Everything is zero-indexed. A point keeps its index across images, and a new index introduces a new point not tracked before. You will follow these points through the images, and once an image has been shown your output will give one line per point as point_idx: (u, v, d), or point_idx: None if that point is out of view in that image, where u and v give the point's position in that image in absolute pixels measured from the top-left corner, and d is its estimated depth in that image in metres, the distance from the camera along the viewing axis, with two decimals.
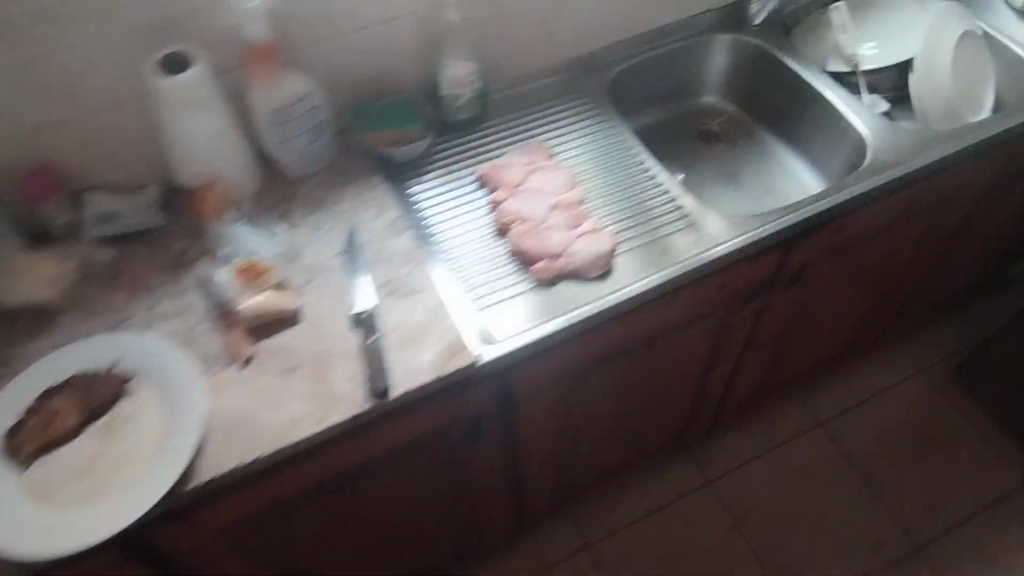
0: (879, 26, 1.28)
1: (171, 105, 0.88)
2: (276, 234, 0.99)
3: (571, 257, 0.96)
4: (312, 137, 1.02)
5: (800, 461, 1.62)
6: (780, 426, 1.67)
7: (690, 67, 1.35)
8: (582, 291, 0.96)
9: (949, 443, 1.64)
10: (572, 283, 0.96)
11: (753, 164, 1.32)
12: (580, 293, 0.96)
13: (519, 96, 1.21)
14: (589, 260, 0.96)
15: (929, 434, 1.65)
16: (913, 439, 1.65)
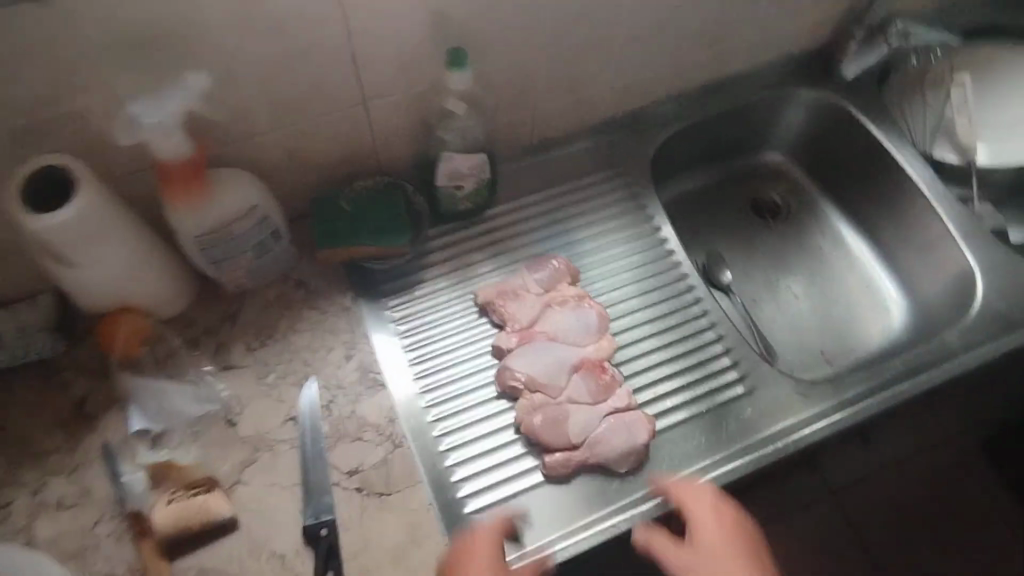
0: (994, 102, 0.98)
1: (53, 246, 0.61)
2: (209, 386, 0.74)
3: (594, 447, 0.75)
4: (261, 250, 0.74)
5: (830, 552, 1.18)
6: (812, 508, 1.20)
7: (754, 122, 1.06)
8: (602, 492, 0.74)
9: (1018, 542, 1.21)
10: (591, 477, 0.75)
11: (814, 254, 1.07)
12: (599, 495, 0.74)
13: (538, 169, 0.93)
14: (618, 456, 0.74)
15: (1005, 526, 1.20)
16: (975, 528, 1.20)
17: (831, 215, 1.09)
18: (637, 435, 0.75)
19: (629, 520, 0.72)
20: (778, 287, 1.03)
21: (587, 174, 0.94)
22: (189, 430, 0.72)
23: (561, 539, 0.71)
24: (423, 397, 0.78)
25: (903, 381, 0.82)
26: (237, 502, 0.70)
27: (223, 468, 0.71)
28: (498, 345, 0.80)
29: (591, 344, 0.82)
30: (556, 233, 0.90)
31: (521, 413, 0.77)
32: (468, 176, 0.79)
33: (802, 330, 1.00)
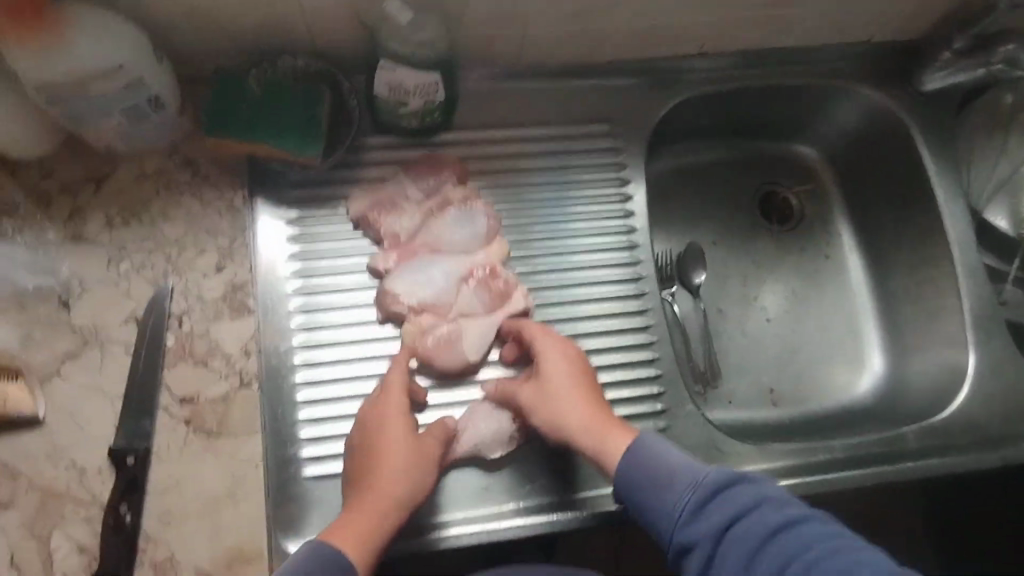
0: None
1: None
2: (51, 257, 0.64)
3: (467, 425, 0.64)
4: (137, 116, 0.61)
5: None
6: None
7: (797, 107, 0.89)
8: (513, 488, 0.64)
9: None
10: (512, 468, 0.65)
11: (810, 278, 0.92)
12: (509, 488, 0.64)
13: (515, 101, 0.77)
14: (493, 436, 0.63)
15: None
16: None
17: (844, 240, 0.93)
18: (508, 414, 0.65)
19: (526, 527, 0.62)
20: (752, 301, 0.90)
21: (571, 123, 0.78)
22: (11, 302, 0.62)
23: (463, 522, 0.62)
24: (295, 335, 0.67)
25: (838, 470, 0.71)
26: (48, 396, 0.61)
27: (40, 355, 0.62)
28: (374, 265, 0.68)
29: (478, 252, 0.70)
30: (509, 183, 0.75)
31: (407, 337, 0.66)
32: (413, 94, 0.65)
33: (760, 359, 0.87)
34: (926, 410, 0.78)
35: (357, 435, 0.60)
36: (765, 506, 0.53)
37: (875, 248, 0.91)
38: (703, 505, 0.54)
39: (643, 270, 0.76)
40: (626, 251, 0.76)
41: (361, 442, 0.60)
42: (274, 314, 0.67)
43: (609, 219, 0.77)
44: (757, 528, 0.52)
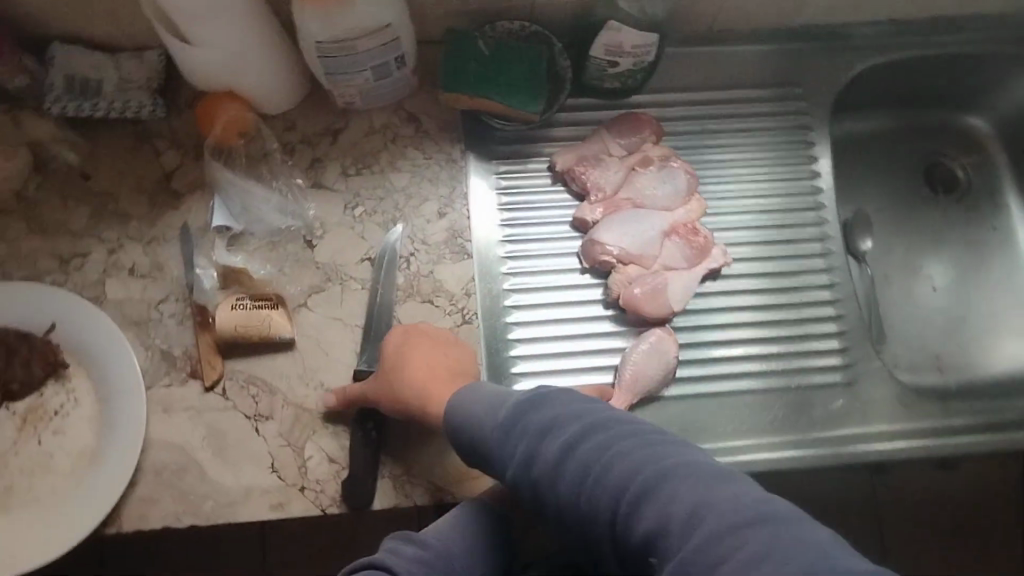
0: None
1: (180, 15, 0.58)
2: (296, 201, 0.71)
3: (639, 361, 0.69)
4: (382, 74, 0.67)
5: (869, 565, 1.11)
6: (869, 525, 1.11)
7: (974, 77, 0.89)
8: (688, 424, 0.70)
9: None
10: (690, 403, 0.71)
11: (977, 249, 0.92)
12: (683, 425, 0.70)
13: (705, 67, 0.79)
14: (652, 370, 0.69)
15: None
16: None
17: (1012, 213, 0.93)
18: (666, 355, 0.69)
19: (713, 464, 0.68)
20: (917, 270, 0.91)
21: (758, 89, 0.80)
22: (266, 239, 0.70)
23: None
24: (505, 280, 0.73)
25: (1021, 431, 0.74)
26: (298, 324, 0.69)
27: (292, 287, 0.69)
28: (581, 217, 0.73)
29: (680, 208, 0.74)
30: (701, 144, 0.78)
31: (616, 286, 0.71)
32: (627, 54, 0.69)
33: (924, 326, 0.89)
34: None
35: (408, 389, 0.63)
36: (701, 513, 0.42)
37: None
38: (593, 480, 0.48)
39: (826, 233, 0.79)
40: (810, 213, 0.79)
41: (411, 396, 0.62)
42: (485, 261, 0.73)
43: (796, 185, 0.80)
44: (659, 503, 0.44)
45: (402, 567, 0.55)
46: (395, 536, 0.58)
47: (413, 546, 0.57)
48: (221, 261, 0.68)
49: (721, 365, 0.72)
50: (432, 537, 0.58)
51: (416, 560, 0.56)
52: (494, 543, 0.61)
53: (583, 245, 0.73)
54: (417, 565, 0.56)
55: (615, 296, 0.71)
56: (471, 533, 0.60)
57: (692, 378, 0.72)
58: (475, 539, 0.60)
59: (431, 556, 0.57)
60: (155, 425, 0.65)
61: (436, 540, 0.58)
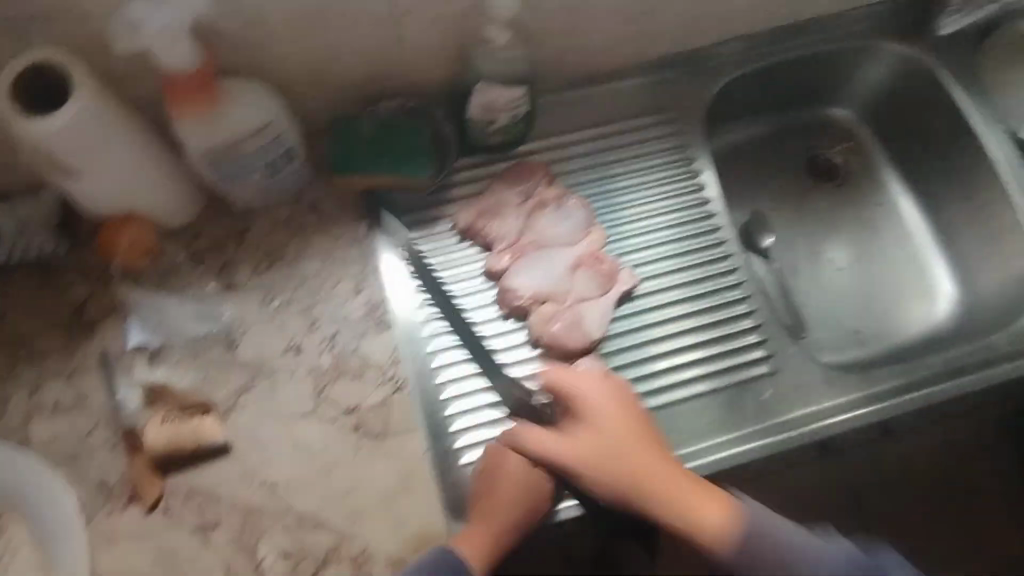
0: None
1: (59, 154, 0.59)
2: (211, 305, 0.72)
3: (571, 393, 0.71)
4: (273, 170, 0.70)
5: None
6: None
7: (827, 73, 0.96)
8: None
9: None
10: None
11: (868, 225, 0.98)
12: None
13: (580, 107, 0.85)
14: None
15: None
16: None
17: (892, 186, 1.00)
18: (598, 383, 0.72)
19: None
20: (819, 255, 0.97)
21: (633, 118, 0.86)
22: (188, 349, 0.71)
23: None
24: (430, 341, 0.74)
25: (940, 383, 0.77)
26: (233, 425, 0.69)
27: (222, 390, 0.70)
28: (491, 267, 0.76)
29: (582, 241, 0.78)
30: (591, 179, 0.83)
31: (536, 326, 0.74)
32: (502, 111, 0.73)
33: (837, 305, 0.94)
34: (1008, 319, 0.84)
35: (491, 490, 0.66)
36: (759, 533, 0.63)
37: (924, 187, 0.97)
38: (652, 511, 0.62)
39: (724, 237, 0.83)
40: (705, 223, 0.83)
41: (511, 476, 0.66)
42: (408, 327, 0.74)
43: (687, 199, 0.84)
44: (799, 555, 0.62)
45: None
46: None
47: None
48: (144, 378, 0.68)
49: (650, 381, 0.76)
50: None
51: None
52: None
53: (498, 294, 0.76)
54: None
55: (537, 336, 0.74)
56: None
57: None
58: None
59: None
60: (102, 558, 0.64)
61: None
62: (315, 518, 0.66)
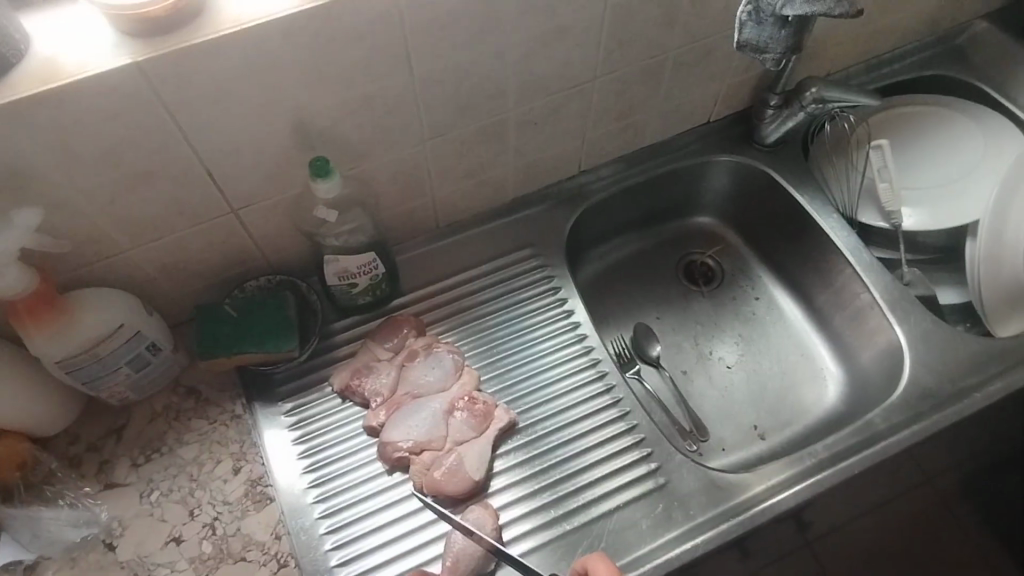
0: (916, 170, 0.94)
1: None
2: (89, 507, 0.72)
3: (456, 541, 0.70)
4: (139, 364, 0.73)
5: None
6: None
7: (679, 189, 1.04)
8: None
9: None
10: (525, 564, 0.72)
11: (749, 320, 1.03)
12: None
13: (446, 259, 0.91)
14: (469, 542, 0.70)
15: None
16: None
17: (765, 279, 1.05)
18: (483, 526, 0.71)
19: None
20: (708, 356, 0.99)
21: (497, 259, 0.91)
22: (64, 558, 0.70)
23: None
24: (315, 508, 0.74)
25: (827, 470, 0.77)
26: None
27: None
28: (368, 423, 0.78)
29: (455, 384, 0.80)
30: (463, 322, 0.87)
31: (416, 476, 0.74)
32: (358, 274, 0.78)
33: (733, 404, 0.96)
34: (887, 391, 0.86)
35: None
36: None
37: (793, 277, 1.02)
38: None
39: (599, 356, 0.86)
40: (579, 345, 0.87)
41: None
42: (291, 497, 0.74)
43: (559, 324, 0.88)
44: None
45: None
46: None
47: None
48: None
49: (541, 514, 0.75)
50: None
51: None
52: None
53: (378, 449, 0.77)
54: None
55: (420, 486, 0.74)
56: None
57: (521, 537, 0.74)
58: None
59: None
60: None
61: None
62: None
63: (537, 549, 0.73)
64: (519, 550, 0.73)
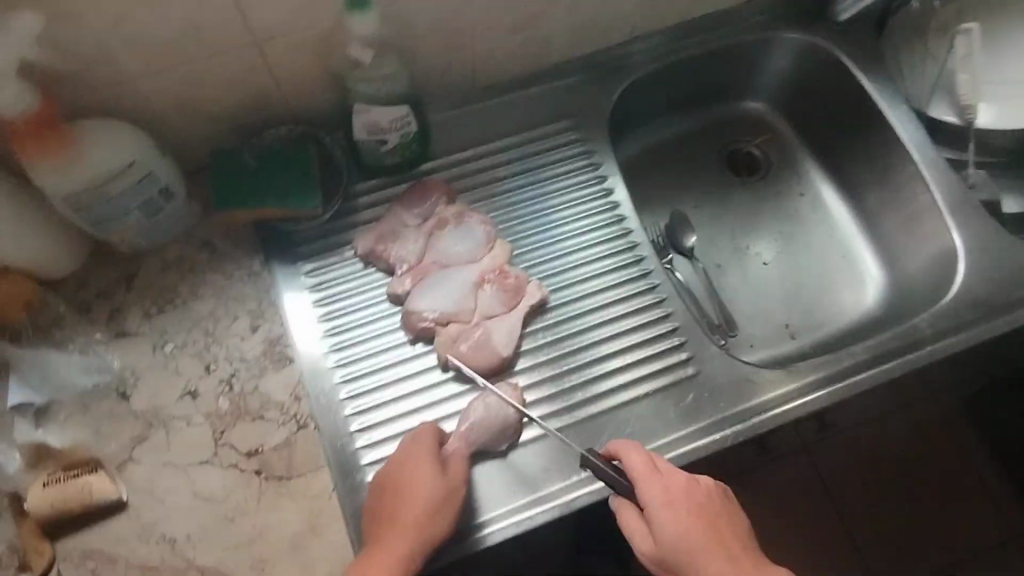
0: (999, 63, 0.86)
1: None
2: (100, 354, 0.69)
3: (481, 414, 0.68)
4: (152, 210, 0.68)
5: (803, 522, 1.17)
6: (785, 484, 1.19)
7: (734, 68, 0.95)
8: (555, 459, 0.69)
9: (997, 528, 1.17)
10: (549, 441, 0.70)
11: (791, 216, 0.97)
12: (548, 464, 0.69)
13: (481, 123, 0.84)
14: (490, 421, 0.68)
15: (981, 509, 1.18)
16: (953, 509, 1.18)
17: (813, 175, 0.99)
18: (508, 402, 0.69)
19: (593, 491, 0.68)
20: (745, 251, 0.95)
21: (534, 128, 0.85)
22: (76, 403, 0.67)
23: (527, 508, 0.67)
24: (335, 372, 0.72)
25: (865, 372, 0.75)
26: (127, 480, 0.65)
27: (112, 444, 0.66)
28: (393, 291, 0.74)
29: (486, 257, 0.76)
30: (495, 193, 0.81)
31: (441, 348, 0.71)
32: (389, 129, 0.71)
33: (766, 301, 0.92)
34: (931, 299, 0.82)
35: (397, 509, 0.61)
36: None
37: (843, 174, 0.96)
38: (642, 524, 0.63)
39: (637, 240, 0.82)
40: (617, 227, 0.82)
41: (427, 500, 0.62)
42: (312, 359, 0.72)
43: (597, 203, 0.83)
44: None
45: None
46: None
47: None
48: (25, 439, 0.64)
49: (568, 395, 0.73)
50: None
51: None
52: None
53: (402, 318, 0.74)
54: None
55: (445, 359, 0.72)
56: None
57: (547, 415, 0.72)
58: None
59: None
60: None
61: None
62: (219, 572, 0.62)
63: (561, 429, 0.71)
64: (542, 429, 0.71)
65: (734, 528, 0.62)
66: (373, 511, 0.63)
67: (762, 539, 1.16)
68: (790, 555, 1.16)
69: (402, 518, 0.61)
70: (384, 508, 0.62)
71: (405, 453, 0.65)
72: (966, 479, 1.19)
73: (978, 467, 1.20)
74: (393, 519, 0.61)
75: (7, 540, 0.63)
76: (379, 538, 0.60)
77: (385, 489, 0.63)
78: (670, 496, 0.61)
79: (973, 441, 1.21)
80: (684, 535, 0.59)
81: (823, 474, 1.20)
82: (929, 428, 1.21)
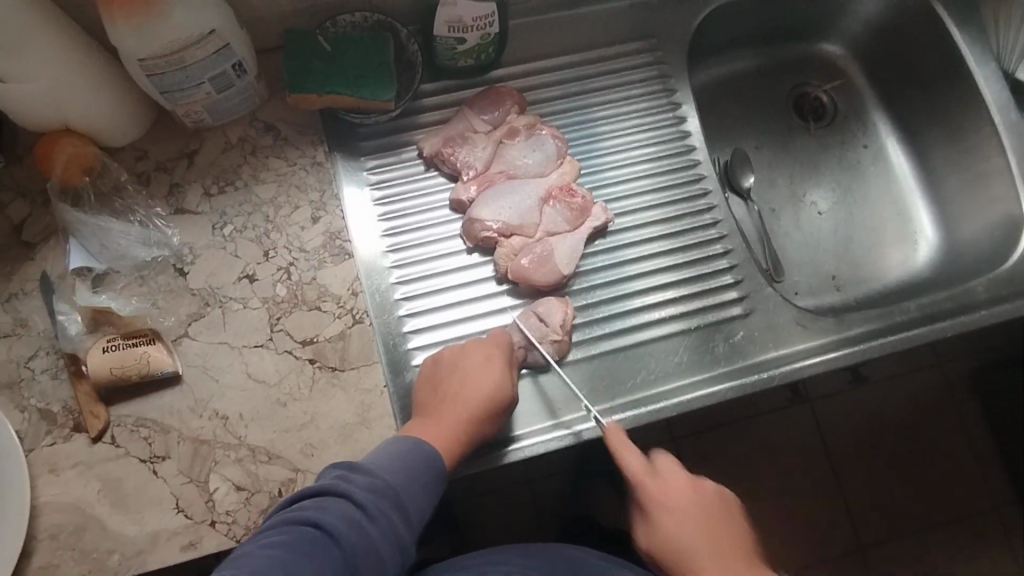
0: None
1: None
2: (160, 228, 0.68)
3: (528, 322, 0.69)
4: (223, 84, 0.66)
5: (809, 471, 1.19)
6: (797, 433, 1.21)
7: (818, 4, 0.92)
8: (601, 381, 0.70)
9: (989, 496, 1.21)
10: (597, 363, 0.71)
11: (853, 167, 0.95)
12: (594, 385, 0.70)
13: (559, 32, 0.81)
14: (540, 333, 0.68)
15: (976, 477, 1.21)
16: (950, 475, 1.21)
17: (880, 128, 0.97)
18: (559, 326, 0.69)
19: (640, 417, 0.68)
20: (801, 198, 0.93)
21: (612, 47, 0.82)
22: (133, 273, 0.67)
23: (570, 424, 0.68)
24: (391, 273, 0.71)
25: (916, 327, 0.75)
26: (182, 355, 0.65)
27: (169, 319, 0.66)
28: (457, 197, 0.73)
29: (553, 172, 0.75)
30: (564, 108, 0.80)
31: (502, 260, 0.71)
32: (471, 27, 0.69)
33: (817, 250, 0.90)
34: (986, 266, 0.82)
35: (463, 394, 0.62)
36: None
37: (913, 130, 0.94)
38: None
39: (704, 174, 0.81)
40: (684, 158, 0.81)
41: (492, 394, 0.63)
42: (370, 258, 0.71)
43: (665, 131, 0.81)
44: None
45: (360, 497, 0.51)
46: (339, 466, 0.54)
47: (364, 477, 0.53)
48: (85, 303, 0.64)
49: (619, 320, 0.73)
50: (377, 466, 0.54)
51: (371, 491, 0.52)
52: (439, 471, 0.58)
53: (463, 226, 0.73)
54: (373, 495, 0.52)
55: (504, 270, 0.72)
56: (420, 465, 0.56)
57: (599, 337, 0.72)
58: (411, 464, 0.55)
59: (384, 485, 0.53)
60: (44, 489, 0.62)
61: (386, 470, 0.54)
62: (269, 452, 0.63)
63: (610, 350, 0.71)
64: (593, 350, 0.71)
65: (730, 531, 0.61)
66: (432, 396, 0.63)
67: (761, 486, 1.18)
68: (787, 503, 1.18)
69: (465, 402, 0.62)
70: (448, 392, 0.62)
71: (479, 346, 0.65)
72: (966, 448, 1.22)
73: (980, 438, 1.23)
74: (457, 401, 0.62)
75: (63, 400, 0.63)
76: (435, 419, 0.61)
77: (449, 376, 0.63)
78: (663, 496, 0.62)
79: (979, 412, 1.24)
80: (677, 533, 0.60)
81: (826, 430, 1.21)
82: (941, 394, 1.23)
